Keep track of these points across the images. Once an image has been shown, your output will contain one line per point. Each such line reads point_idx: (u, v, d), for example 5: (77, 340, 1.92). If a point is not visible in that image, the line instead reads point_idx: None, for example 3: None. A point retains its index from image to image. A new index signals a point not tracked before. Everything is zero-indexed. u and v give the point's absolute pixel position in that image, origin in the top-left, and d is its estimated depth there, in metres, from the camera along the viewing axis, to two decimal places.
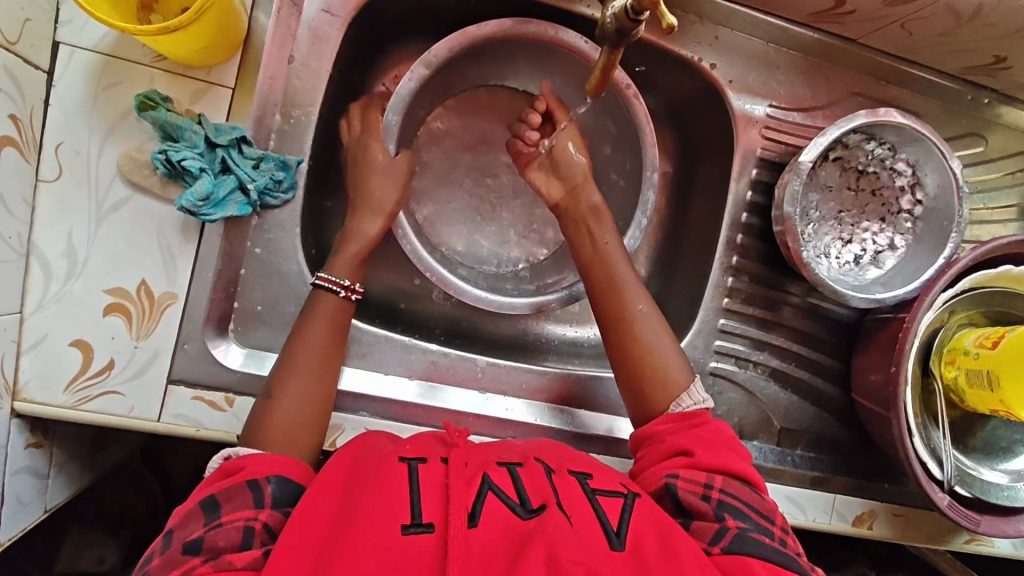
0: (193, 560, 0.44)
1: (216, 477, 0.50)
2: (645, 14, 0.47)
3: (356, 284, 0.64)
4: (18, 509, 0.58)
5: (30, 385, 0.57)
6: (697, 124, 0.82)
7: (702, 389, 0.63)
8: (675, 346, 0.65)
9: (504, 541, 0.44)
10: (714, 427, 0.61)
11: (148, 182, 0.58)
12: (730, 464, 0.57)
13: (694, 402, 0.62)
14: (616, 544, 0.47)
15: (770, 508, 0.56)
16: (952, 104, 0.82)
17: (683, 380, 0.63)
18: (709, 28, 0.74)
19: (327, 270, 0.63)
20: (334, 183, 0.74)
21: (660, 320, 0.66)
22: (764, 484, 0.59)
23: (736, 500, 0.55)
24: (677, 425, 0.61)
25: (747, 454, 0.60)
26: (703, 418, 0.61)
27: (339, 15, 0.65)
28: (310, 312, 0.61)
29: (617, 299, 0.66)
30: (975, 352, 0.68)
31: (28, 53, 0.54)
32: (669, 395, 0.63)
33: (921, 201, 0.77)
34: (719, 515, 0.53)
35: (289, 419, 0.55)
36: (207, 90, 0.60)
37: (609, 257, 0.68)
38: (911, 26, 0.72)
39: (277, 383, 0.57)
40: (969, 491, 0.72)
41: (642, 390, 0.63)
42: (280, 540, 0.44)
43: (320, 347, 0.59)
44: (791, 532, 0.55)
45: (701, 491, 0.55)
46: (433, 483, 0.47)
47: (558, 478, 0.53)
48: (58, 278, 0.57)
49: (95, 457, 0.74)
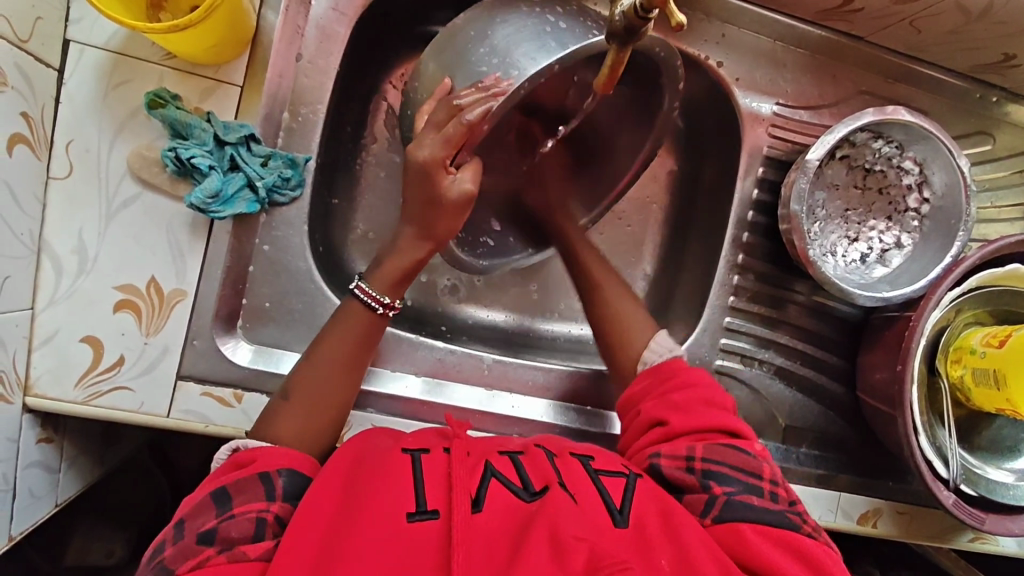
0: (209, 550, 0.45)
1: (226, 469, 0.50)
2: (654, 12, 0.47)
3: (395, 301, 0.61)
4: (30, 503, 0.59)
5: (42, 381, 0.57)
6: (703, 122, 0.82)
7: (667, 342, 0.65)
8: (640, 309, 0.69)
9: (508, 523, 0.45)
10: (682, 389, 0.60)
11: (157, 180, 0.59)
12: (708, 427, 0.57)
13: (659, 356, 0.64)
14: (620, 522, 0.47)
15: (756, 460, 0.55)
16: (960, 102, 0.82)
17: (646, 338, 0.67)
18: (716, 26, 0.74)
19: (367, 279, 0.60)
20: (341, 181, 0.74)
21: (625, 292, 0.71)
22: (748, 432, 0.58)
23: (720, 463, 0.54)
24: (649, 393, 0.61)
25: (724, 404, 0.60)
26: (676, 376, 0.61)
27: (346, 13, 0.65)
28: (338, 320, 0.60)
29: (589, 282, 0.71)
30: (982, 351, 0.68)
31: (39, 51, 0.54)
32: (635, 353, 0.66)
33: (928, 199, 0.76)
34: (705, 484, 0.53)
35: (301, 421, 0.56)
36: (215, 88, 0.61)
37: (575, 243, 0.72)
38: (920, 24, 0.72)
39: (295, 385, 0.57)
40: (975, 490, 0.72)
41: (618, 356, 0.67)
42: (287, 532, 0.45)
43: (342, 356, 0.59)
44: (782, 482, 0.55)
45: (684, 464, 0.55)
46: (436, 471, 0.48)
47: (560, 460, 0.53)
48: (70, 274, 0.58)
49: (104, 452, 0.75)
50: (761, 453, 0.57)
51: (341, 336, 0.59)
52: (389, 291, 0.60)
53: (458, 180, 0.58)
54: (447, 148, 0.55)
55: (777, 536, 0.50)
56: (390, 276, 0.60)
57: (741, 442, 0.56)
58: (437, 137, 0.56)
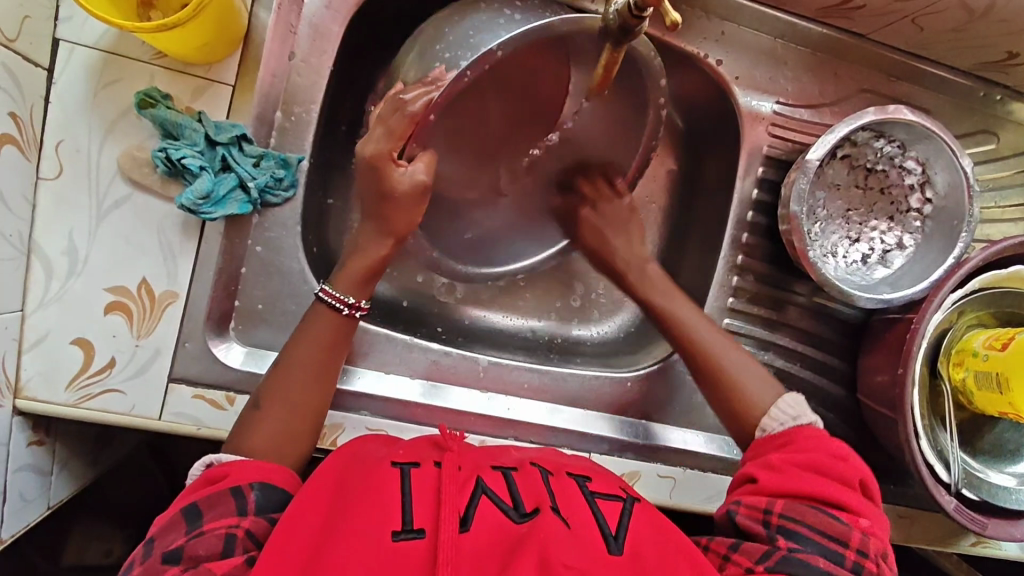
0: (172, 569, 0.44)
1: (198, 485, 0.49)
2: (648, 10, 0.46)
3: (361, 301, 0.61)
4: (21, 506, 0.59)
5: (32, 383, 0.57)
6: (703, 121, 0.81)
7: (793, 406, 0.62)
8: (752, 361, 0.67)
9: (497, 545, 0.44)
10: (794, 449, 0.59)
11: (148, 181, 0.58)
12: (800, 489, 0.55)
13: (781, 424, 0.61)
14: (614, 549, 0.46)
15: (844, 528, 0.53)
16: (963, 101, 0.80)
17: (767, 399, 0.64)
18: (715, 24, 0.73)
19: (329, 282, 0.60)
20: (336, 181, 0.73)
21: (734, 343, 0.68)
22: (858, 505, 0.55)
23: (798, 523, 0.53)
24: (762, 448, 0.61)
25: (847, 479, 0.56)
26: (790, 439, 0.60)
27: (339, 11, 0.64)
28: (303, 326, 0.59)
29: (677, 329, 0.69)
30: (984, 354, 0.67)
31: (27, 50, 0.53)
32: (754, 419, 0.63)
33: (930, 199, 0.75)
34: (774, 538, 0.53)
35: (274, 429, 0.55)
36: (207, 87, 0.60)
37: (673, 310, 0.70)
38: (922, 21, 0.71)
39: (266, 393, 0.57)
40: (977, 494, 0.71)
41: (733, 409, 0.65)
42: (266, 547, 0.44)
43: (311, 361, 0.58)
44: (870, 556, 0.52)
45: (762, 516, 0.55)
46: (426, 488, 0.47)
47: (553, 481, 0.52)
48: (60, 276, 0.57)
49: (99, 453, 0.74)
50: (864, 529, 0.53)
51: (308, 340, 0.59)
52: (353, 292, 0.61)
53: (409, 172, 0.59)
54: (393, 141, 0.58)
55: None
56: (353, 278, 0.61)
57: (837, 512, 0.54)
58: (382, 130, 0.58)
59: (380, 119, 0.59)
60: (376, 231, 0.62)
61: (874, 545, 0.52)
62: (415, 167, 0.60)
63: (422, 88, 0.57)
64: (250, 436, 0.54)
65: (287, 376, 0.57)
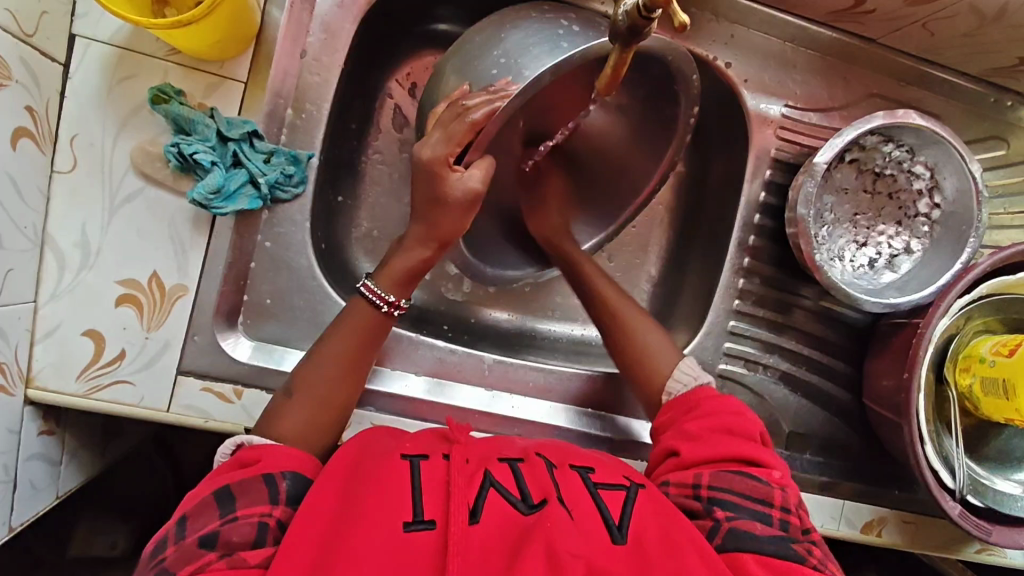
0: (209, 554, 0.44)
1: (231, 467, 0.50)
2: (658, 12, 0.46)
3: (400, 300, 0.61)
4: (30, 495, 0.59)
5: (44, 373, 0.58)
6: (712, 124, 0.81)
7: (688, 368, 0.65)
8: (659, 332, 0.69)
9: (505, 537, 0.44)
10: (702, 416, 0.60)
11: (160, 175, 0.59)
12: (718, 455, 0.56)
13: (684, 386, 0.64)
14: (618, 538, 0.47)
15: (768, 487, 0.54)
16: (974, 106, 0.80)
17: (667, 367, 0.66)
18: (725, 27, 0.73)
19: (372, 279, 0.61)
20: (346, 179, 0.74)
21: (645, 317, 0.70)
22: (767, 460, 0.56)
23: (728, 492, 0.53)
24: (674, 416, 0.62)
25: (748, 433, 0.58)
26: (695, 399, 0.62)
27: (351, 10, 0.65)
28: (343, 316, 0.61)
29: (603, 305, 0.71)
30: (991, 360, 0.67)
31: (44, 45, 0.54)
32: (661, 385, 0.66)
33: (939, 204, 0.75)
34: (710, 509, 0.53)
35: (305, 414, 0.56)
36: (219, 83, 0.61)
37: (605, 293, 0.71)
38: (932, 26, 0.70)
39: (299, 379, 0.57)
40: (982, 500, 0.70)
41: (647, 380, 0.67)
42: (286, 539, 0.44)
43: (346, 350, 0.59)
44: (794, 511, 0.54)
45: (691, 491, 0.54)
46: (435, 479, 0.48)
47: (558, 472, 0.52)
48: (72, 269, 0.58)
49: (107, 445, 0.75)
50: (778, 482, 0.55)
51: (340, 329, 0.60)
52: (395, 291, 0.61)
53: (464, 178, 0.56)
54: (450, 147, 0.55)
55: (780, 567, 0.48)
56: (396, 276, 0.60)
57: (755, 471, 0.55)
58: (440, 137, 0.55)
59: (440, 125, 0.55)
60: (421, 238, 0.60)
61: (792, 497, 0.55)
62: (470, 174, 0.56)
63: (483, 97, 0.53)
64: (280, 421, 0.55)
65: (321, 361, 0.58)
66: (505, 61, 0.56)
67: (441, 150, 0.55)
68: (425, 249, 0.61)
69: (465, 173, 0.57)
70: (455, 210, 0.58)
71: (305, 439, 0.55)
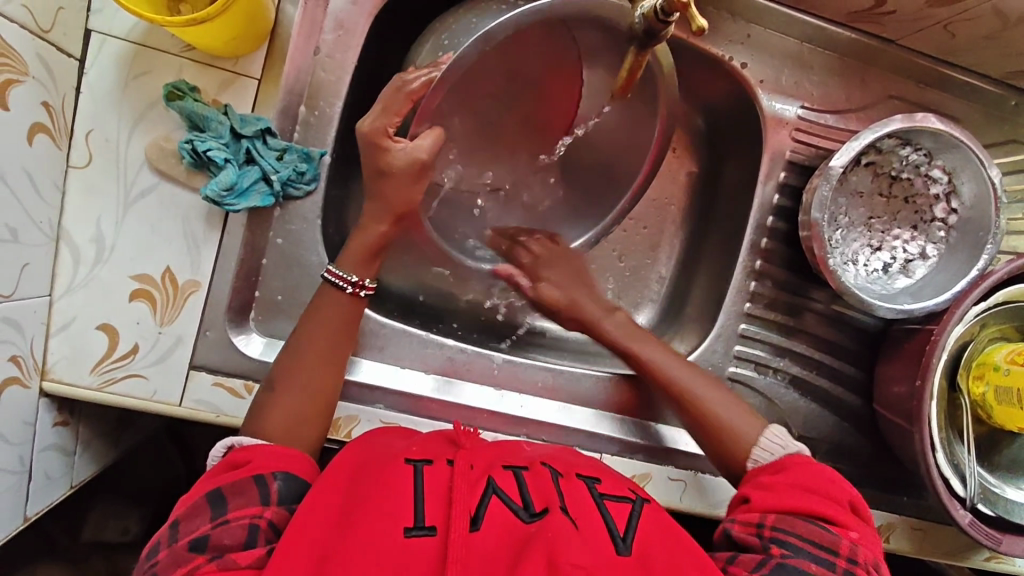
0: (199, 557, 0.44)
1: (220, 470, 0.51)
2: (675, 15, 0.46)
3: (366, 279, 0.62)
4: (45, 485, 0.60)
5: (58, 366, 0.58)
6: (727, 123, 0.80)
7: (778, 437, 0.62)
8: (739, 406, 0.66)
9: (506, 545, 0.44)
10: (800, 466, 0.59)
11: (174, 171, 0.59)
12: (787, 502, 0.55)
13: (772, 455, 0.62)
14: (622, 549, 0.47)
15: (833, 536, 0.52)
16: (993, 110, 0.79)
17: (753, 434, 0.64)
18: (741, 26, 0.72)
19: (335, 264, 0.62)
20: (358, 175, 0.74)
21: (735, 400, 0.67)
22: (847, 519, 0.54)
23: (791, 535, 0.53)
24: (751, 476, 0.61)
25: (837, 496, 0.56)
26: (783, 465, 0.60)
27: (364, 5, 0.64)
28: (318, 306, 0.61)
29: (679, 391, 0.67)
30: (1006, 369, 0.66)
31: (60, 41, 0.54)
32: (746, 448, 0.63)
33: (956, 209, 0.74)
34: (767, 547, 0.52)
35: (289, 407, 0.56)
36: (233, 80, 0.61)
37: (636, 342, 0.70)
38: (954, 28, 0.69)
39: (280, 374, 0.58)
40: (992, 510, 0.70)
41: (722, 446, 0.65)
42: (285, 536, 0.45)
43: (323, 342, 0.59)
44: (861, 566, 0.51)
45: (755, 530, 0.55)
46: (438, 485, 0.48)
47: (565, 481, 0.53)
48: (87, 263, 0.59)
49: (119, 435, 0.76)
50: (853, 539, 0.53)
51: (319, 320, 0.60)
52: (358, 270, 0.62)
53: (409, 147, 0.60)
54: (389, 117, 0.59)
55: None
56: (355, 257, 0.62)
57: (827, 523, 0.54)
58: (381, 108, 0.59)
59: (381, 100, 0.59)
60: (378, 212, 0.62)
61: (864, 555, 0.52)
62: (415, 142, 0.60)
63: (424, 70, 0.58)
64: (267, 415, 0.55)
65: (300, 354, 0.59)
66: (449, 41, 0.65)
67: (381, 120, 0.59)
68: (382, 223, 0.63)
69: (409, 143, 0.60)
70: (402, 177, 0.61)
71: (291, 434, 0.56)
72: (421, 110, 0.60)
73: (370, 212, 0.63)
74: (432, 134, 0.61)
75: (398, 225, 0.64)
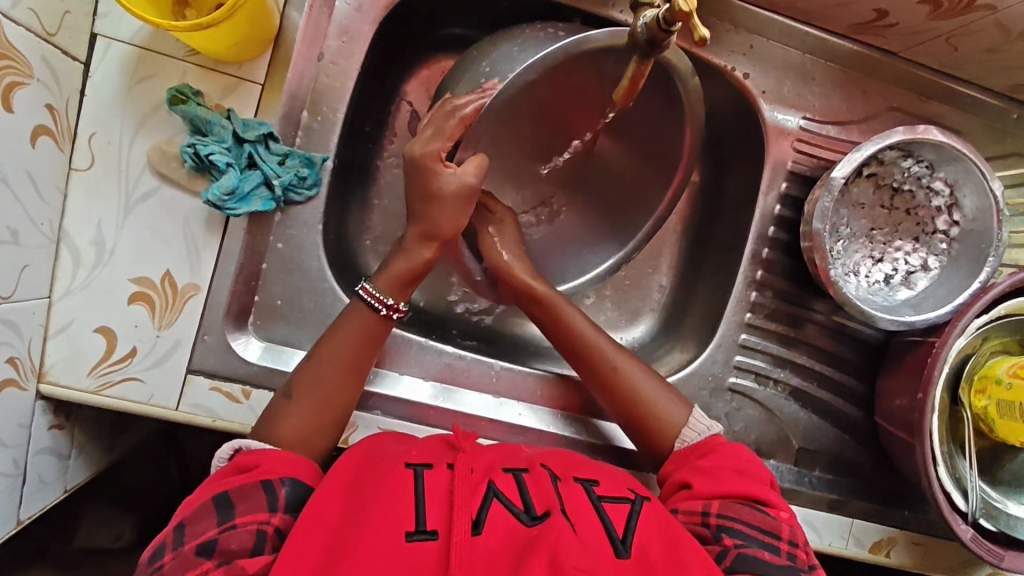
0: (206, 563, 0.45)
1: (228, 472, 0.50)
2: (678, 25, 0.46)
3: (400, 303, 0.61)
4: (39, 488, 0.60)
5: (56, 369, 0.58)
6: (729, 134, 0.80)
7: (703, 418, 0.64)
8: (661, 384, 0.66)
9: (507, 550, 0.44)
10: (712, 452, 0.61)
11: (176, 175, 0.59)
12: (728, 489, 0.57)
13: (698, 435, 0.63)
14: (622, 553, 0.46)
15: (775, 521, 0.55)
16: (994, 123, 0.79)
17: (678, 418, 0.64)
18: (744, 37, 0.73)
19: (370, 281, 0.61)
20: (359, 182, 0.74)
21: (657, 379, 0.67)
22: (777, 499, 0.57)
23: (738, 522, 0.54)
24: (682, 460, 0.62)
25: (761, 476, 0.59)
26: (709, 445, 0.62)
27: (369, 13, 0.65)
28: (345, 318, 0.60)
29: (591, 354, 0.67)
30: (1008, 382, 0.66)
31: (66, 45, 0.55)
32: (670, 435, 0.64)
33: (958, 222, 0.74)
34: (718, 536, 0.53)
35: (307, 416, 0.56)
36: (237, 85, 0.61)
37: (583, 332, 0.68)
38: (955, 41, 0.70)
39: (301, 382, 0.57)
40: (994, 525, 0.69)
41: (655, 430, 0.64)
42: (284, 549, 0.44)
43: (346, 352, 0.59)
44: (801, 545, 0.54)
45: (700, 519, 0.55)
46: (438, 489, 0.47)
47: (564, 485, 0.52)
48: (87, 266, 0.59)
49: (116, 439, 0.75)
50: (786, 520, 0.56)
51: (342, 332, 0.60)
52: (393, 293, 0.61)
53: (458, 173, 0.59)
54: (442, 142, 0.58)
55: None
56: (396, 277, 0.61)
57: (766, 507, 0.56)
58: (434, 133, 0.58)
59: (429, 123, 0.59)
60: (422, 237, 0.62)
61: (801, 536, 0.55)
62: (461, 168, 0.59)
63: (472, 95, 0.57)
64: (283, 421, 0.55)
65: (323, 362, 0.58)
66: (488, 67, 0.59)
67: (433, 145, 0.58)
68: (428, 246, 0.62)
69: (457, 168, 0.59)
70: (452, 205, 0.60)
71: (305, 442, 0.55)
72: (468, 135, 0.59)
73: (413, 236, 0.62)
74: (474, 160, 0.59)
75: (442, 248, 0.63)
